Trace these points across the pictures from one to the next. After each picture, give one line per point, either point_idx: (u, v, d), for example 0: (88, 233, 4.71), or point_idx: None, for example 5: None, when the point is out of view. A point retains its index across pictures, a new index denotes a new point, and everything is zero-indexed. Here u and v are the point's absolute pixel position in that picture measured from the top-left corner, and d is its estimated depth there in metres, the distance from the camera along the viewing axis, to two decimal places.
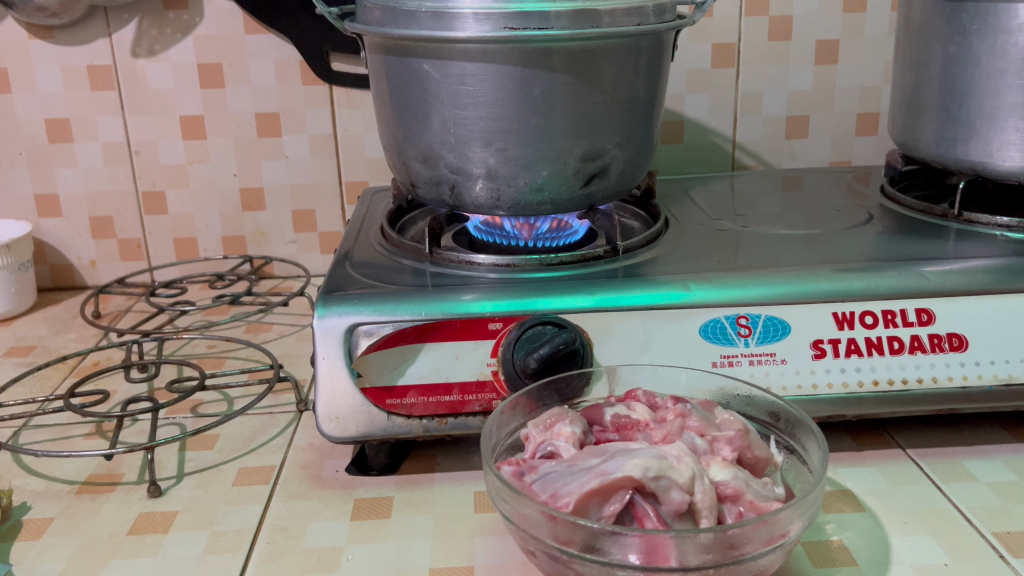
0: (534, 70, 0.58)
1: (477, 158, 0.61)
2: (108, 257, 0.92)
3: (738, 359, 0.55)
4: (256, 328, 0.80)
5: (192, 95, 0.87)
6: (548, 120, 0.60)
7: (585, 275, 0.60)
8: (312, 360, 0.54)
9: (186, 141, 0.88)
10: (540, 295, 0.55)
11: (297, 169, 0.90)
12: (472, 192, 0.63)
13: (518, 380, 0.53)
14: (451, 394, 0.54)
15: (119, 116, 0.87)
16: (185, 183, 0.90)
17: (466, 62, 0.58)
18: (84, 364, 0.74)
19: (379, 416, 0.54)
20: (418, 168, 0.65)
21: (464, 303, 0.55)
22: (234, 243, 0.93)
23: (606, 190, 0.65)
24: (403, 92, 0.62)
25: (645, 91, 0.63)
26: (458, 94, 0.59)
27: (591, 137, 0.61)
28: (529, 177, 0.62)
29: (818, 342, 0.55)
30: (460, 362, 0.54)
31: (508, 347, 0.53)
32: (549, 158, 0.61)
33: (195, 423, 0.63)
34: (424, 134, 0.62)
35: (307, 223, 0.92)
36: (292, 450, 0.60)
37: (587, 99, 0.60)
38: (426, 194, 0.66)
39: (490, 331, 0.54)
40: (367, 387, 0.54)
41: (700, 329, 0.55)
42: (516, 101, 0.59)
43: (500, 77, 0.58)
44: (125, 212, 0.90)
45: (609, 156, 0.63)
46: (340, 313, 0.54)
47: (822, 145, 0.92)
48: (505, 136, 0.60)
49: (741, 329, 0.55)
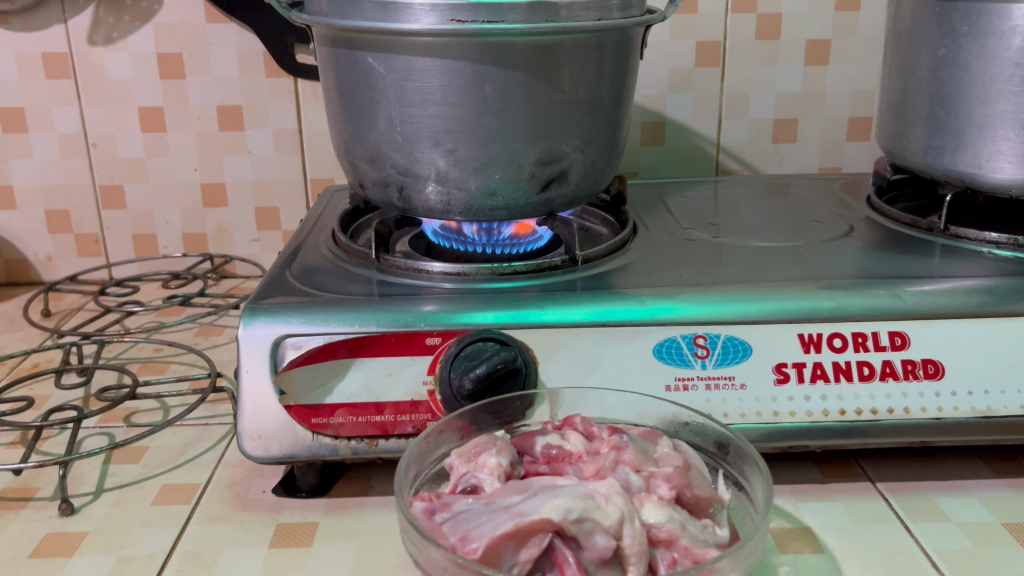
0: (485, 66, 0.54)
1: (426, 159, 0.57)
2: (65, 252, 0.89)
3: (694, 383, 0.51)
4: (207, 331, 0.76)
5: (152, 86, 0.83)
6: (501, 120, 0.56)
7: (543, 286, 0.57)
8: (235, 374, 0.51)
9: (145, 134, 0.85)
10: (495, 308, 0.52)
11: (260, 165, 0.86)
12: (421, 195, 0.59)
13: (455, 402, 0.50)
14: (383, 414, 0.50)
15: (76, 107, 0.83)
16: (144, 178, 0.86)
17: (415, 56, 0.54)
18: (23, 365, 0.70)
19: (305, 437, 0.51)
20: (366, 168, 0.60)
21: (424, 313, 0.51)
22: (195, 240, 0.89)
23: (566, 196, 0.60)
24: (350, 87, 0.58)
25: (608, 92, 0.59)
26: (406, 90, 0.55)
27: (548, 139, 0.57)
28: (482, 181, 0.58)
29: (782, 366, 0.51)
30: (393, 380, 0.50)
31: (445, 366, 0.50)
32: (502, 160, 0.57)
33: (125, 434, 0.60)
34: (371, 132, 0.58)
35: (270, 221, 0.88)
36: (221, 467, 0.56)
37: (544, 100, 0.56)
38: (374, 197, 0.62)
39: (427, 347, 0.51)
40: (292, 404, 0.50)
41: (654, 348, 0.51)
42: (466, 99, 0.55)
43: (450, 74, 0.54)
44: (82, 206, 0.87)
45: (568, 159, 0.59)
46: (267, 323, 0.50)
47: (812, 150, 0.87)
48: (456, 136, 0.56)
49: (698, 350, 0.51)
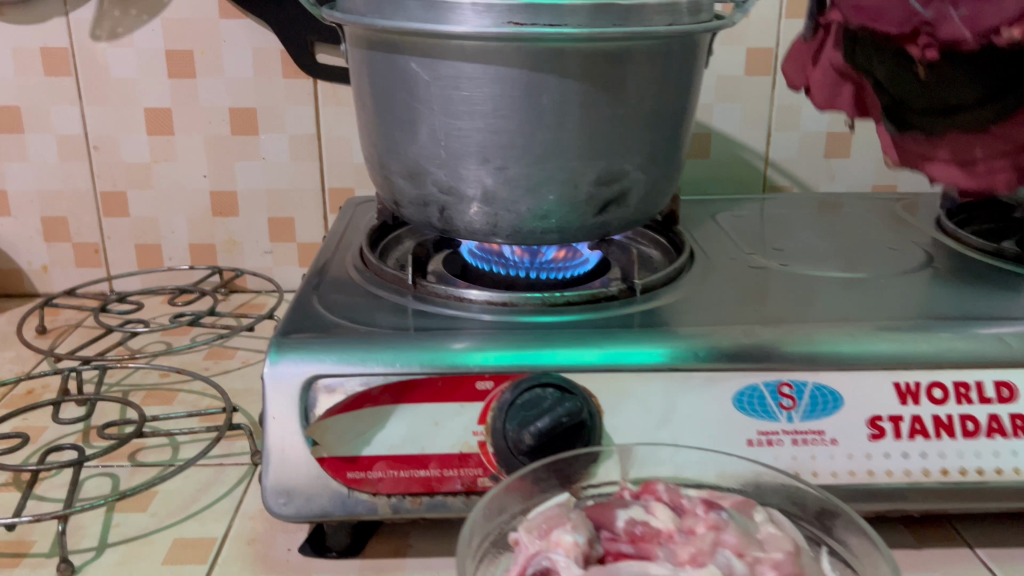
0: (542, 75, 0.48)
1: (472, 177, 0.51)
2: (62, 263, 0.82)
3: (779, 438, 0.45)
4: (218, 354, 0.70)
5: (160, 86, 0.77)
6: (558, 135, 0.50)
7: (598, 321, 0.51)
8: (260, 419, 0.45)
9: (151, 137, 0.78)
10: (535, 349, 0.46)
11: (275, 173, 0.80)
12: (465, 216, 0.53)
13: (511, 457, 0.44)
14: (428, 468, 0.45)
15: (76, 106, 0.77)
16: (149, 184, 0.80)
17: (463, 63, 0.48)
18: (16, 391, 0.64)
19: (338, 492, 0.45)
20: (403, 185, 0.54)
21: (453, 352, 0.46)
22: (203, 252, 0.83)
23: (624, 219, 0.54)
24: (387, 95, 0.52)
25: (672, 105, 0.53)
26: (452, 100, 0.49)
27: (609, 156, 0.51)
28: (533, 202, 0.52)
29: (876, 420, 0.45)
30: (440, 429, 0.45)
31: (499, 416, 0.44)
32: (557, 179, 0.51)
33: (130, 477, 0.54)
34: (410, 146, 0.52)
35: (284, 233, 0.82)
36: (239, 518, 0.50)
37: (604, 113, 0.50)
38: (410, 216, 0.56)
39: (479, 391, 0.45)
40: (325, 457, 0.44)
41: (735, 398, 0.45)
42: (520, 110, 0.49)
43: (502, 83, 0.48)
44: (81, 213, 0.81)
45: (629, 179, 0.53)
46: (296, 361, 0.45)
47: (866, 166, 0.82)
48: (507, 153, 0.50)
49: (783, 400, 0.46)
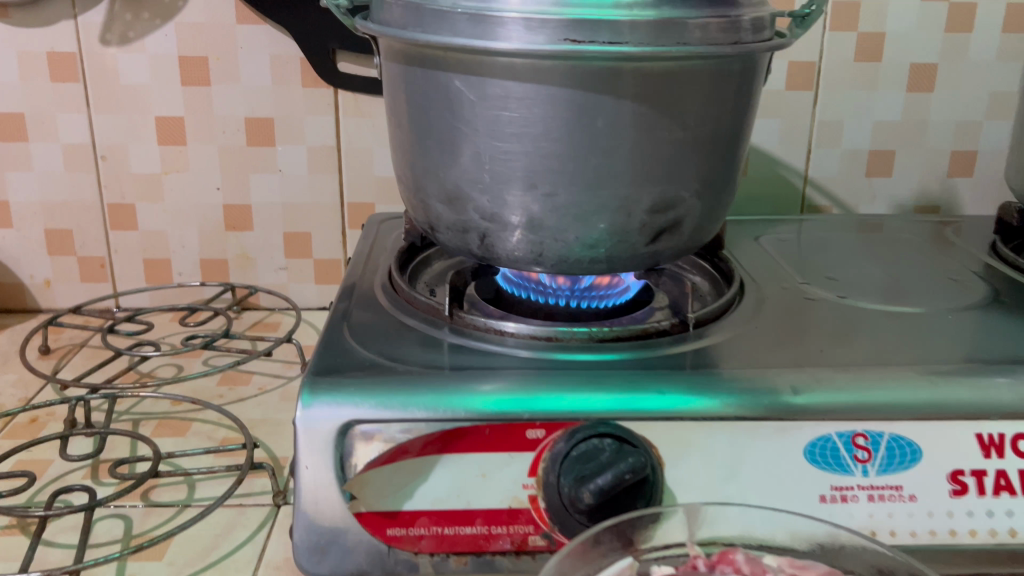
0: (597, 96, 0.44)
1: (516, 203, 0.48)
2: (66, 277, 0.79)
3: (854, 493, 0.42)
4: (233, 379, 0.67)
5: (172, 93, 0.73)
6: (612, 160, 0.46)
7: (642, 360, 0.47)
8: (292, 468, 0.41)
9: (162, 147, 0.75)
10: (574, 392, 0.42)
11: (291, 186, 0.76)
12: (507, 244, 0.50)
13: (566, 515, 0.40)
14: (475, 526, 0.41)
15: (84, 114, 0.73)
16: (159, 196, 0.76)
17: (511, 81, 0.45)
18: (20, 420, 0.61)
19: (378, 550, 0.41)
20: (440, 209, 0.51)
21: (478, 395, 0.42)
22: (215, 267, 0.79)
23: (676, 249, 0.51)
24: (426, 113, 0.49)
25: (731, 127, 0.50)
26: (498, 121, 0.46)
27: (666, 183, 0.48)
28: (583, 231, 0.48)
29: (958, 475, 0.42)
30: (488, 483, 0.41)
31: (553, 468, 0.41)
32: (609, 207, 0.47)
33: (144, 520, 0.50)
34: (450, 168, 0.49)
35: (300, 248, 0.79)
36: (263, 567, 0.47)
37: (661, 137, 0.46)
38: (447, 241, 0.52)
39: (529, 441, 0.41)
40: (363, 511, 0.41)
41: (807, 450, 0.42)
42: (572, 133, 0.45)
43: (553, 105, 0.45)
44: (87, 226, 0.77)
45: (684, 206, 0.49)
46: (331, 405, 0.41)
47: (908, 186, 0.78)
48: (556, 178, 0.46)
49: (859, 452, 0.42)
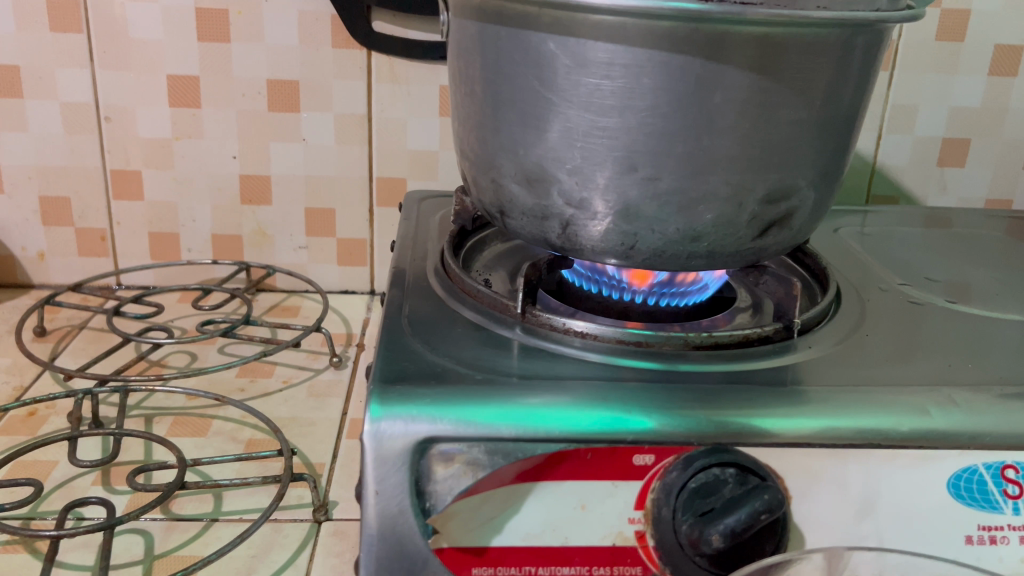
0: (717, 65, 0.38)
1: (609, 188, 0.41)
2: (62, 250, 0.72)
3: (1004, 534, 0.37)
4: (254, 371, 0.60)
5: (187, 50, 0.65)
6: (727, 142, 0.40)
7: (739, 373, 0.42)
8: (360, 494, 0.35)
9: (174, 109, 0.67)
10: (663, 407, 0.36)
11: (316, 157, 0.69)
12: (594, 234, 0.43)
13: (682, 556, 0.34)
14: (573, 566, 0.35)
15: (86, 70, 0.65)
16: (168, 164, 0.69)
17: (618, 45, 0.38)
18: (16, 415, 0.54)
19: None
20: (516, 190, 0.45)
21: (534, 409, 0.36)
22: (227, 244, 0.73)
23: (781, 244, 0.45)
24: (506, 80, 0.42)
25: (852, 106, 0.43)
26: (597, 92, 0.39)
27: (783, 170, 0.42)
28: (684, 222, 0.42)
29: None
30: (590, 516, 0.35)
31: (664, 501, 0.35)
32: (716, 195, 0.41)
33: (169, 538, 0.44)
34: (532, 145, 0.42)
35: (322, 226, 0.72)
36: None
37: (783, 116, 0.40)
38: (519, 227, 0.46)
39: (636, 469, 0.36)
40: (445, 547, 0.35)
41: (951, 484, 0.37)
42: (685, 110, 0.39)
43: (665, 74, 0.38)
44: (87, 194, 0.70)
45: (798, 197, 0.43)
46: (405, 419, 0.35)
47: (979, 178, 0.74)
48: (660, 161, 0.40)
49: (1008, 487, 0.37)
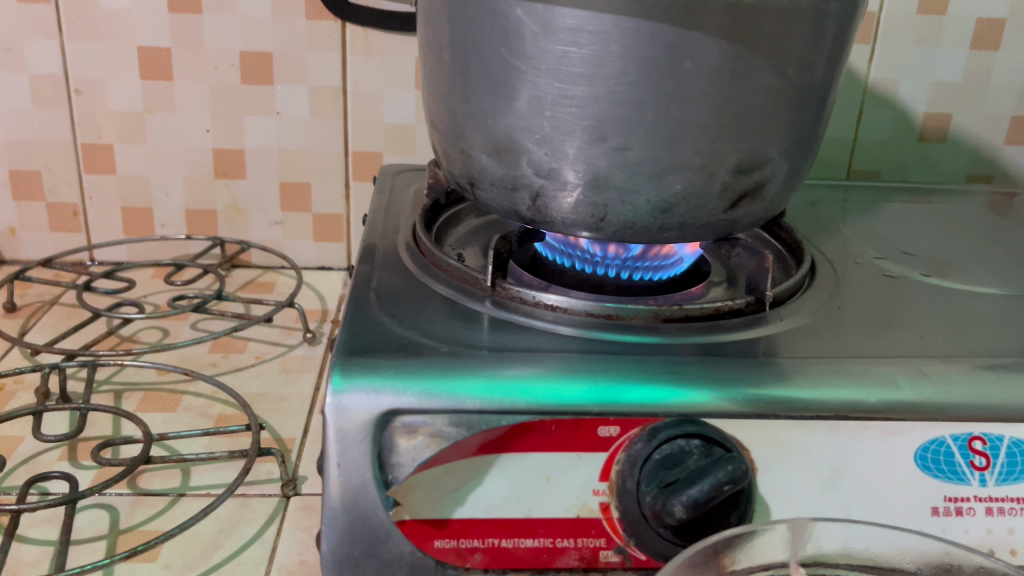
0: (687, 32, 0.37)
1: (578, 157, 0.41)
2: (34, 225, 0.71)
3: (970, 506, 0.37)
4: (227, 347, 0.60)
5: (157, 21, 0.64)
6: (698, 111, 0.39)
7: (709, 345, 0.41)
8: (321, 467, 0.35)
9: (145, 82, 0.66)
10: (631, 377, 0.36)
11: (290, 131, 0.69)
12: (564, 206, 0.43)
13: (644, 525, 0.34)
14: (536, 538, 0.35)
15: (55, 42, 0.64)
16: (140, 138, 0.68)
17: (586, 11, 0.37)
18: None
19: (422, 565, 0.35)
20: (486, 160, 0.44)
21: (498, 380, 0.35)
22: (202, 219, 0.72)
23: (753, 216, 0.45)
24: (475, 47, 0.41)
25: (825, 76, 0.43)
26: (566, 59, 0.39)
27: (753, 139, 0.41)
28: (654, 193, 0.41)
29: None
30: (554, 488, 0.35)
31: (630, 472, 0.35)
32: (687, 165, 0.41)
33: (134, 513, 0.43)
34: (501, 114, 0.42)
35: (298, 201, 0.71)
36: (276, 570, 0.40)
37: (755, 85, 0.40)
38: (489, 199, 0.45)
39: (601, 440, 0.35)
40: (407, 519, 0.35)
41: (919, 456, 0.36)
42: (654, 77, 0.38)
43: (633, 41, 0.37)
44: (58, 169, 0.69)
45: (769, 167, 0.43)
46: (367, 391, 0.35)
47: (962, 153, 0.73)
48: (629, 130, 0.40)
49: (975, 458, 0.37)
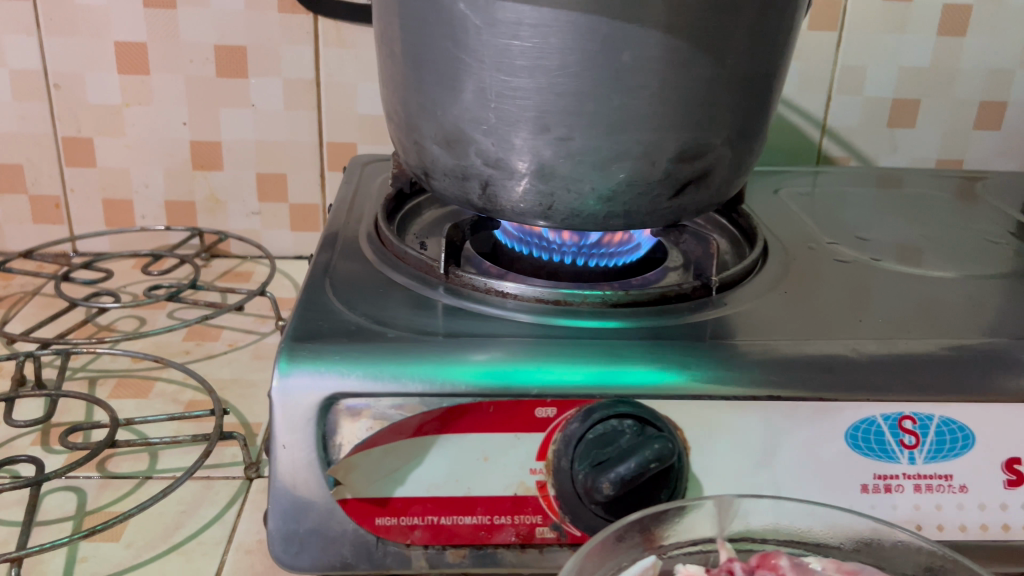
0: (624, 24, 0.38)
1: (524, 147, 0.42)
2: (18, 217, 0.72)
3: (899, 483, 0.38)
4: (201, 335, 0.61)
5: (132, 16, 0.65)
6: (638, 102, 0.40)
7: (652, 329, 0.42)
8: (267, 447, 0.36)
9: (123, 77, 0.67)
10: (568, 360, 0.37)
11: (266, 122, 0.70)
12: (513, 195, 0.44)
13: (579, 504, 0.36)
14: (475, 515, 0.36)
15: (33, 37, 0.65)
16: (119, 130, 0.69)
17: (525, 5, 0.38)
18: None
19: (364, 542, 0.36)
20: (438, 151, 0.45)
21: (439, 364, 0.37)
22: (181, 210, 0.73)
23: (699, 202, 0.46)
24: (424, 41, 0.42)
25: (769, 65, 0.44)
26: (508, 52, 0.39)
27: (694, 128, 0.42)
28: (599, 181, 0.43)
29: (1013, 464, 0.38)
30: (491, 467, 0.36)
31: (565, 452, 0.36)
32: (630, 154, 0.42)
33: (101, 494, 0.45)
34: (450, 106, 0.43)
35: (275, 191, 0.73)
36: (234, 549, 0.42)
37: (694, 75, 0.40)
38: (443, 188, 0.47)
39: (538, 421, 0.36)
40: (349, 498, 0.36)
41: (849, 434, 0.37)
42: (594, 70, 0.39)
43: (572, 34, 0.38)
44: (40, 162, 0.70)
45: (713, 155, 0.44)
46: (312, 375, 0.36)
47: (931, 138, 0.74)
48: (571, 121, 0.41)
49: (905, 437, 0.38)
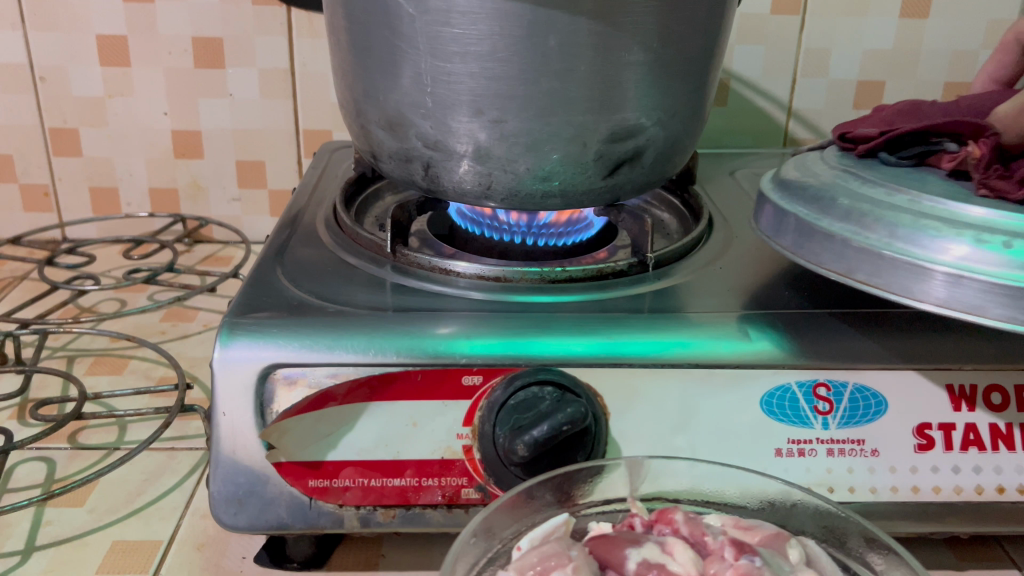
0: (549, 11, 0.40)
1: (462, 130, 0.44)
2: (8, 206, 0.75)
3: (813, 447, 0.39)
4: (177, 317, 0.64)
5: (111, 10, 0.68)
6: (566, 86, 0.42)
7: (585, 302, 0.44)
8: (209, 414, 0.38)
9: (104, 69, 0.70)
10: (493, 332, 0.39)
11: (243, 111, 0.72)
12: (455, 176, 0.46)
13: (501, 467, 0.37)
14: (404, 477, 0.38)
15: (18, 32, 0.68)
16: (102, 121, 0.72)
17: None
18: None
19: (299, 503, 0.39)
20: (384, 135, 0.47)
21: (370, 336, 0.39)
22: (165, 197, 0.76)
23: (635, 181, 0.48)
24: (365, 29, 0.44)
25: (700, 48, 0.45)
26: (440, 39, 0.41)
27: (624, 110, 0.44)
28: (533, 162, 0.44)
29: (924, 428, 0.39)
30: (419, 432, 0.38)
31: (488, 418, 0.38)
32: (561, 136, 0.44)
33: (70, 463, 0.48)
34: (391, 92, 0.45)
35: (254, 178, 0.75)
36: (189, 514, 0.44)
37: (622, 59, 0.42)
38: (391, 171, 0.49)
39: (464, 388, 0.38)
40: (283, 461, 0.38)
41: (764, 401, 0.39)
42: (522, 56, 0.41)
43: (499, 22, 0.40)
44: (28, 152, 0.73)
45: (645, 135, 0.46)
46: (250, 345, 0.38)
47: None
48: (503, 104, 0.42)
49: (819, 403, 0.39)
